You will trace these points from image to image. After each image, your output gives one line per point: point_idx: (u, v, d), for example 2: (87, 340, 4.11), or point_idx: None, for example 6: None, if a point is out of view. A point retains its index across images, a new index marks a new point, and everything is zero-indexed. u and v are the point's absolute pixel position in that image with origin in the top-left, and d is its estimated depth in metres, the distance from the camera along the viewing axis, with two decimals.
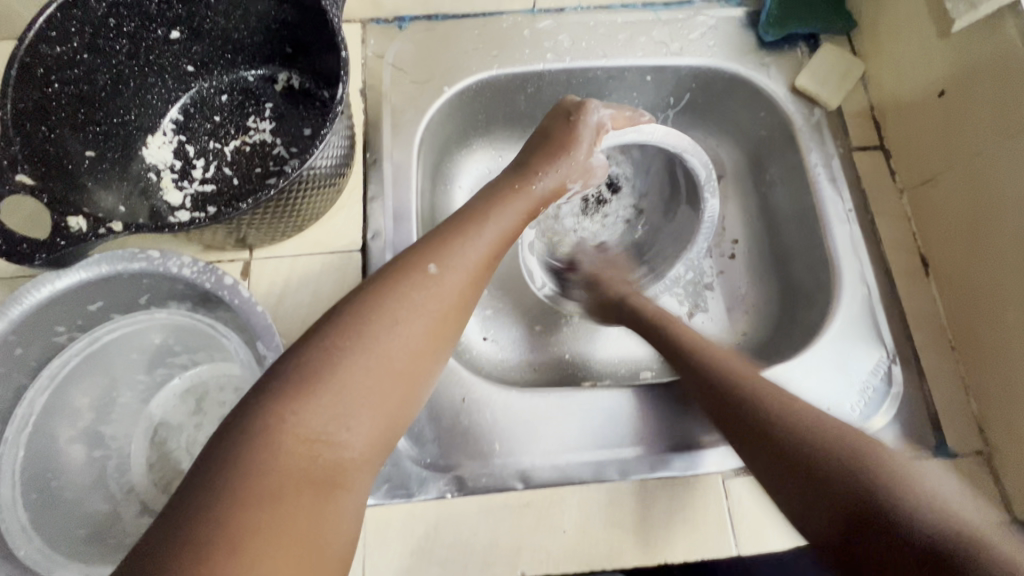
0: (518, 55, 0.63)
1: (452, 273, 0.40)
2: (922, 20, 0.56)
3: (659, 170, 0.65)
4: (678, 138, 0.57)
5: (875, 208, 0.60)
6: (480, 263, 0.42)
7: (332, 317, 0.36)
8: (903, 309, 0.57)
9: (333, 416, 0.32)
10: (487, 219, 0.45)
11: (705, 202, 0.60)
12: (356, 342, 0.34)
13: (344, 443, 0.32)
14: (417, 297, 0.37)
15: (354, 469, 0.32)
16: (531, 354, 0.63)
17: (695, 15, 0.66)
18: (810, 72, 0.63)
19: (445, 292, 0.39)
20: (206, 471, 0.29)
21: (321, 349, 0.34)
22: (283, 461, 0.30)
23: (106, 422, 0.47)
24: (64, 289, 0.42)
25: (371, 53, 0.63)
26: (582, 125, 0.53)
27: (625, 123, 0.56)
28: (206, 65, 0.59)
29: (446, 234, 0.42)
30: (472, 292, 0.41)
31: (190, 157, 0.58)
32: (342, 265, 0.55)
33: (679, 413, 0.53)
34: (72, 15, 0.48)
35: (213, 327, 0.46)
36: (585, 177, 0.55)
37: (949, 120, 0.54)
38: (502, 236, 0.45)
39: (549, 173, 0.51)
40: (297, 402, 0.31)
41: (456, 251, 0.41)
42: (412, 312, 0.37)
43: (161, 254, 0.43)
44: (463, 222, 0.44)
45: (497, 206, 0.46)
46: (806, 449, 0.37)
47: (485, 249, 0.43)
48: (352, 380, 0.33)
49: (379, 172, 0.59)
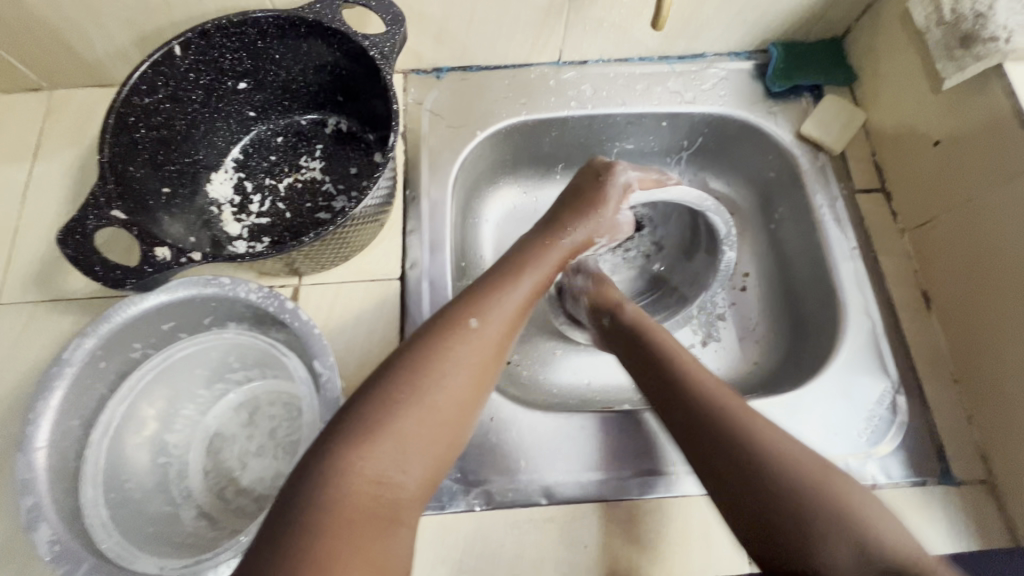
0: (544, 103, 0.70)
1: (491, 326, 0.45)
2: (917, 76, 0.61)
3: (678, 220, 0.72)
4: (702, 197, 0.62)
5: (878, 246, 0.64)
6: (515, 315, 0.47)
7: (388, 367, 0.41)
8: (907, 341, 0.60)
9: (391, 460, 0.37)
10: (521, 274, 0.50)
11: (722, 254, 0.65)
12: (409, 393, 0.39)
13: (400, 482, 0.37)
14: (461, 349, 0.43)
15: (408, 504, 0.37)
16: (553, 377, 0.67)
17: (707, 67, 0.72)
18: (815, 120, 0.68)
19: (485, 343, 0.44)
20: (296, 502, 0.34)
21: (380, 397, 0.39)
22: (352, 501, 0.35)
23: (170, 431, 0.52)
24: (145, 310, 0.47)
25: (411, 100, 0.70)
26: (610, 184, 0.59)
27: (652, 184, 0.61)
28: (266, 110, 0.66)
29: (486, 290, 0.47)
30: (508, 342, 0.46)
31: (248, 192, 0.64)
32: (383, 292, 0.60)
33: None
34: (160, 71, 0.54)
35: (272, 347, 0.51)
36: (612, 232, 0.60)
37: (946, 167, 0.58)
38: (535, 289, 0.50)
39: (577, 228, 0.56)
40: (362, 444, 0.36)
41: (494, 305, 0.46)
42: (457, 363, 0.42)
43: (231, 280, 0.48)
44: (501, 277, 0.49)
45: (530, 262, 0.51)
46: (774, 479, 0.41)
47: (518, 303, 0.48)
48: (406, 429, 0.38)
49: (417, 208, 0.65)
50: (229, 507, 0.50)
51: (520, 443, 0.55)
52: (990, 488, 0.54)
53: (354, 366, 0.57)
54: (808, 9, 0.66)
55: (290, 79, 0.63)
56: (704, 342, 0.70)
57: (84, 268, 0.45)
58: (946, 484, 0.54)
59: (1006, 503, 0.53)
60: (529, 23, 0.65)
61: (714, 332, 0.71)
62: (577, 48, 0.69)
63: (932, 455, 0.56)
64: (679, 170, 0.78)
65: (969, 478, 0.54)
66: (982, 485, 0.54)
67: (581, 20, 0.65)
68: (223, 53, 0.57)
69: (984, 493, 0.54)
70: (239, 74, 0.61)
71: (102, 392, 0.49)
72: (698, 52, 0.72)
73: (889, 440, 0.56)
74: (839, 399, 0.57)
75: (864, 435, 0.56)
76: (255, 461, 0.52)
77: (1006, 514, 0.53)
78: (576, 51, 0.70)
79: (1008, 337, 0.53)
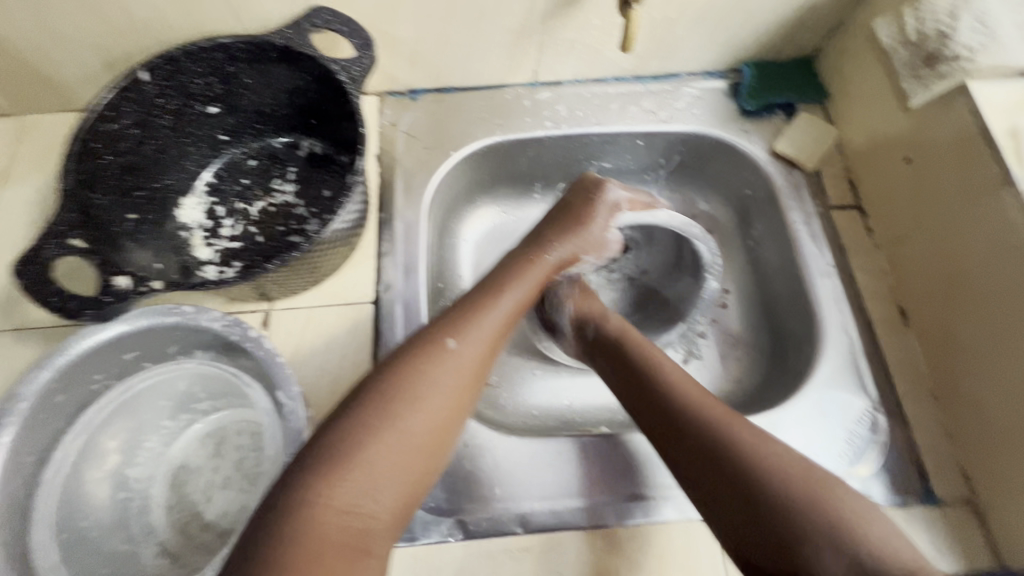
0: (519, 123, 0.70)
1: (470, 345, 0.44)
2: (887, 94, 0.61)
3: (663, 247, 0.70)
4: (688, 223, 0.64)
5: (854, 262, 0.64)
6: (496, 334, 0.47)
7: (361, 392, 0.40)
8: (885, 360, 0.59)
9: (361, 487, 0.36)
10: (503, 291, 0.49)
11: (706, 282, 0.66)
12: (383, 418, 0.38)
13: (371, 510, 0.36)
14: (439, 370, 0.42)
15: (380, 535, 0.36)
16: (533, 400, 0.67)
17: (681, 86, 0.72)
18: (788, 138, 0.69)
19: (464, 364, 0.43)
20: (261, 539, 0.32)
21: (351, 424, 0.38)
22: (321, 532, 0.33)
23: (131, 464, 0.51)
24: (104, 340, 0.46)
25: (386, 122, 0.70)
26: (599, 204, 0.59)
27: (641, 208, 0.61)
28: (238, 134, 0.65)
29: (466, 309, 0.47)
30: (488, 363, 0.46)
31: (220, 217, 0.63)
32: (356, 315, 0.59)
33: (667, 456, 0.55)
34: (126, 96, 0.54)
35: (236, 376, 0.50)
36: (599, 250, 0.59)
37: (918, 184, 0.59)
38: (518, 306, 0.50)
39: (563, 245, 0.56)
40: (333, 472, 0.35)
41: (473, 325, 0.46)
42: (434, 385, 0.41)
43: (193, 308, 0.47)
44: (481, 296, 0.49)
45: (511, 279, 0.51)
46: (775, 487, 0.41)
47: (499, 320, 0.48)
48: (380, 455, 0.37)
49: (391, 230, 0.64)
50: (192, 543, 0.48)
51: (496, 468, 0.54)
52: (973, 508, 0.53)
53: (325, 393, 0.56)
54: (778, 29, 0.67)
55: (262, 103, 0.63)
56: (685, 360, 0.70)
57: (40, 299, 0.44)
58: (928, 505, 0.53)
59: (989, 524, 0.52)
60: (502, 44, 0.65)
61: (695, 350, 0.70)
62: (551, 69, 0.69)
63: (914, 475, 0.55)
64: (658, 188, 0.78)
65: (951, 498, 0.54)
66: (965, 505, 0.53)
67: (553, 42, 0.65)
68: (192, 78, 0.57)
69: (966, 513, 0.53)
70: (209, 98, 0.60)
71: (59, 425, 0.47)
72: (672, 72, 0.72)
73: (870, 459, 0.55)
74: (818, 418, 0.56)
75: (846, 455, 0.55)
76: (220, 494, 0.50)
77: (989, 534, 0.52)
78: (550, 72, 0.70)
79: (983, 355, 0.52)
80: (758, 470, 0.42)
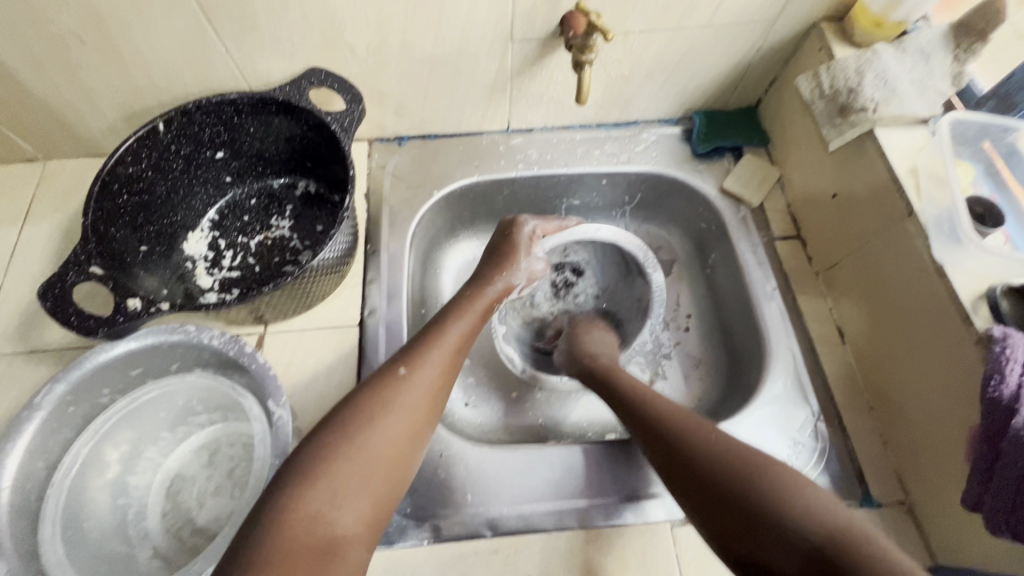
0: (495, 165, 0.78)
1: (420, 372, 0.50)
2: (813, 139, 0.69)
3: (610, 259, 0.79)
4: (610, 229, 0.74)
5: (796, 286, 0.71)
6: (447, 362, 0.53)
7: (325, 423, 0.45)
8: (826, 375, 0.65)
9: (329, 502, 0.40)
10: (448, 324, 0.56)
11: (651, 275, 0.72)
12: (343, 442, 0.43)
13: (337, 522, 0.40)
14: (393, 397, 0.48)
15: (348, 545, 0.40)
16: (508, 418, 0.72)
17: (639, 132, 0.81)
18: (735, 177, 0.77)
19: (417, 388, 0.49)
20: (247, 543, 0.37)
21: (314, 449, 0.43)
22: (292, 538, 0.38)
23: (131, 473, 0.55)
24: (115, 356, 0.51)
25: (375, 164, 0.77)
26: (517, 235, 0.67)
27: (554, 229, 0.71)
28: (241, 176, 0.73)
29: (417, 344, 0.53)
30: (440, 388, 0.52)
31: (222, 249, 0.70)
32: (343, 337, 0.65)
33: (622, 468, 0.60)
34: (144, 144, 0.61)
35: (231, 390, 0.54)
36: (528, 273, 0.66)
37: (844, 217, 0.66)
38: (464, 337, 0.56)
39: (497, 279, 0.63)
40: (301, 486, 0.40)
41: (426, 355, 0.52)
42: (391, 409, 0.47)
43: (196, 327, 0.53)
44: (431, 331, 0.55)
45: (456, 313, 0.58)
46: (723, 464, 0.44)
47: (449, 350, 0.54)
48: (344, 472, 0.42)
49: (377, 261, 0.71)
50: (184, 546, 0.52)
51: (464, 477, 0.59)
52: (908, 510, 0.58)
53: (313, 407, 0.61)
54: (720, 83, 0.76)
55: (263, 149, 0.71)
56: (652, 380, 0.75)
57: (61, 318, 0.49)
58: (867, 507, 0.58)
59: (923, 523, 0.57)
60: (477, 98, 0.73)
61: (660, 371, 0.76)
62: (522, 118, 0.78)
63: (854, 480, 0.60)
64: (624, 223, 0.86)
65: (888, 501, 0.58)
66: (901, 507, 0.58)
67: (523, 95, 0.74)
68: (203, 127, 0.65)
69: (902, 514, 0.58)
70: (217, 145, 0.68)
71: (68, 435, 0.52)
72: (630, 120, 0.81)
73: (812, 465, 0.60)
74: (765, 426, 0.62)
75: (790, 462, 0.60)
76: (212, 500, 0.54)
77: (923, 533, 0.57)
78: (522, 121, 0.78)
79: (905, 367, 0.58)
80: (717, 454, 0.45)
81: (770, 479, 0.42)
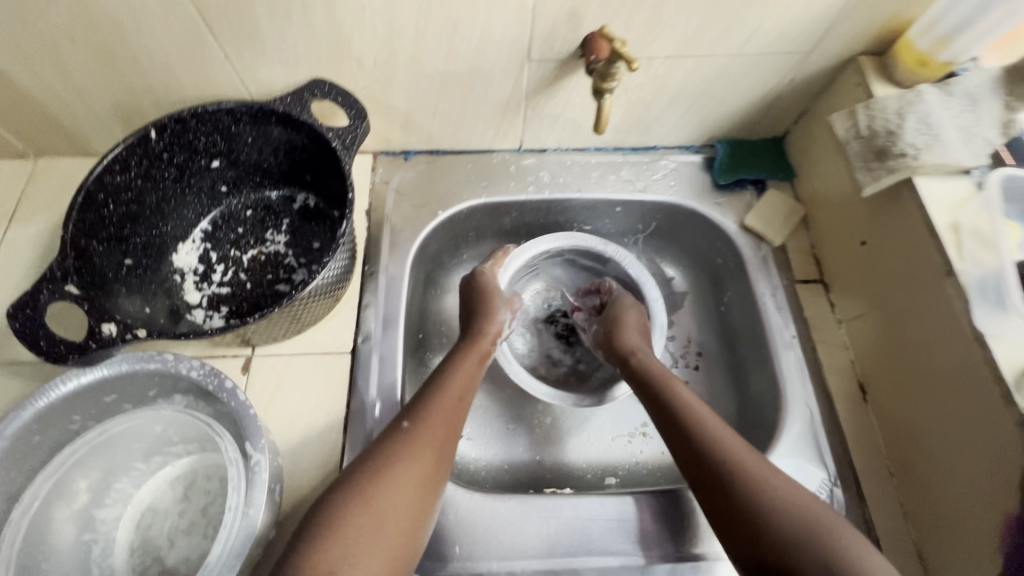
0: (504, 187, 0.74)
1: (424, 424, 0.51)
2: (845, 181, 0.65)
3: (575, 274, 0.78)
4: (545, 245, 0.72)
5: (816, 334, 0.67)
6: (451, 411, 0.54)
7: (338, 483, 0.47)
8: (844, 434, 0.61)
9: (339, 558, 0.41)
10: (451, 372, 0.57)
11: (612, 254, 0.72)
12: (354, 499, 0.45)
13: None
14: (400, 450, 0.49)
15: None
16: (504, 453, 0.69)
17: (658, 159, 0.77)
18: (757, 213, 0.72)
19: (419, 442, 0.50)
20: None
21: (328, 509, 0.44)
22: None
23: (99, 506, 0.52)
24: (87, 382, 0.48)
25: (379, 179, 0.74)
26: (482, 275, 0.67)
27: (501, 258, 0.69)
28: (237, 185, 0.69)
29: (423, 396, 0.55)
30: (447, 436, 0.52)
31: (212, 262, 0.67)
32: (333, 365, 0.62)
33: (667, 525, 0.56)
34: (134, 151, 0.57)
35: (207, 426, 0.51)
36: (512, 308, 0.66)
37: (873, 266, 0.62)
38: (468, 383, 0.57)
39: (488, 323, 0.62)
40: (316, 547, 0.42)
41: (429, 406, 0.53)
42: (396, 462, 0.48)
43: (174, 356, 0.49)
44: (436, 381, 0.56)
45: (459, 359, 0.59)
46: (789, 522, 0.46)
47: (453, 401, 0.54)
48: (353, 531, 0.43)
49: (374, 283, 0.67)
50: None
51: (455, 523, 0.55)
52: None
53: (298, 440, 0.58)
54: (747, 113, 0.72)
55: (261, 159, 0.67)
56: None
57: (29, 342, 0.46)
58: None
59: None
60: (490, 116, 0.69)
61: None
62: (536, 139, 0.74)
63: None
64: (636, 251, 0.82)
65: None
66: None
67: (538, 116, 0.70)
68: (197, 136, 0.61)
69: None
70: (212, 154, 0.64)
71: (33, 464, 0.49)
72: (650, 145, 0.77)
73: None
74: None
75: None
76: (183, 539, 0.51)
77: None
78: (535, 141, 0.74)
79: (933, 437, 0.54)
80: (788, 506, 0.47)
81: (821, 536, 0.45)
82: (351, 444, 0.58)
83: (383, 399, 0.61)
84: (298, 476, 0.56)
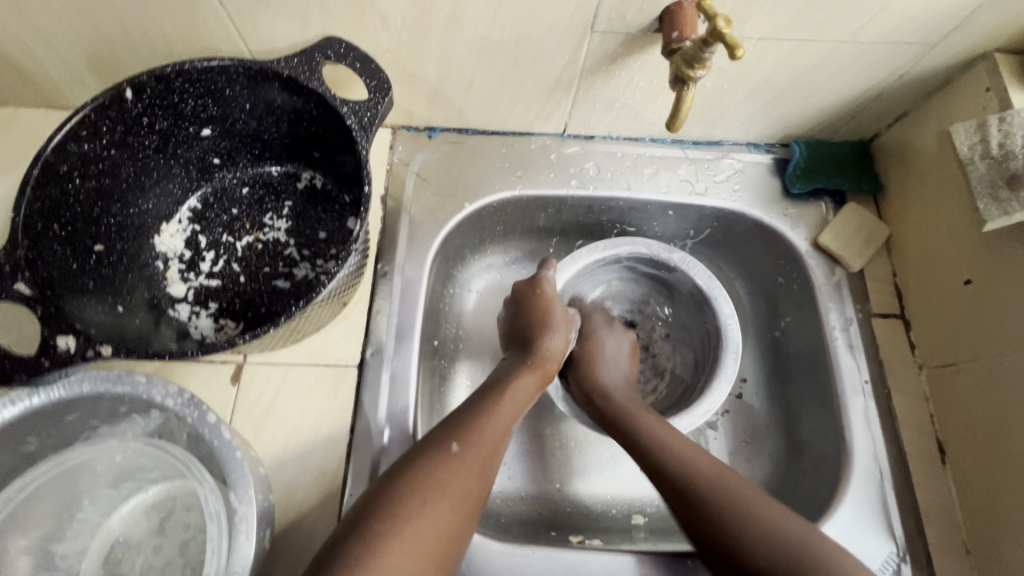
0: (542, 178, 0.64)
1: (472, 452, 0.46)
2: (957, 208, 0.55)
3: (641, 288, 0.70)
4: (602, 252, 0.64)
5: (892, 380, 0.58)
6: (497, 437, 0.48)
7: (373, 506, 0.41)
8: (917, 499, 0.54)
9: None
10: (505, 394, 0.51)
11: (677, 264, 0.63)
12: (390, 529, 0.39)
13: None
14: (441, 478, 0.43)
15: None
16: (522, 482, 0.62)
17: (722, 157, 0.66)
18: (833, 231, 0.62)
19: (466, 473, 0.44)
20: None
21: (363, 540, 0.38)
22: None
23: (59, 539, 0.45)
24: (40, 405, 0.41)
25: (397, 159, 0.63)
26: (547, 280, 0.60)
27: (559, 263, 0.62)
28: (231, 158, 0.59)
29: (469, 414, 0.49)
30: (492, 466, 0.47)
31: (201, 248, 0.57)
32: (336, 381, 0.53)
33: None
34: (106, 115, 0.47)
35: (186, 467, 0.43)
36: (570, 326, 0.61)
37: (977, 311, 0.53)
38: (519, 408, 0.51)
39: (550, 339, 0.58)
40: None
41: (478, 429, 0.47)
42: (439, 495, 0.42)
43: (147, 378, 0.41)
44: (486, 399, 0.50)
45: (514, 376, 0.53)
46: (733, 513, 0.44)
47: (501, 427, 0.49)
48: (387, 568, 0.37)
49: (388, 285, 0.58)
50: None
51: None
52: None
53: (292, 469, 0.50)
54: (838, 111, 0.61)
55: (260, 128, 0.56)
56: None
57: None
58: None
59: None
60: (533, 94, 0.58)
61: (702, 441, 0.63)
62: (584, 123, 0.63)
63: None
64: None
65: None
66: None
67: (590, 98, 0.59)
68: (184, 98, 0.51)
69: None
70: (203, 120, 0.54)
71: None
72: (714, 139, 0.66)
73: None
74: None
75: None
76: None
77: None
78: (583, 126, 0.63)
79: None
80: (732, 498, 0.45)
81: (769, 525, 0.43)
82: (354, 475, 0.50)
83: (393, 422, 0.53)
84: (291, 510, 0.49)
